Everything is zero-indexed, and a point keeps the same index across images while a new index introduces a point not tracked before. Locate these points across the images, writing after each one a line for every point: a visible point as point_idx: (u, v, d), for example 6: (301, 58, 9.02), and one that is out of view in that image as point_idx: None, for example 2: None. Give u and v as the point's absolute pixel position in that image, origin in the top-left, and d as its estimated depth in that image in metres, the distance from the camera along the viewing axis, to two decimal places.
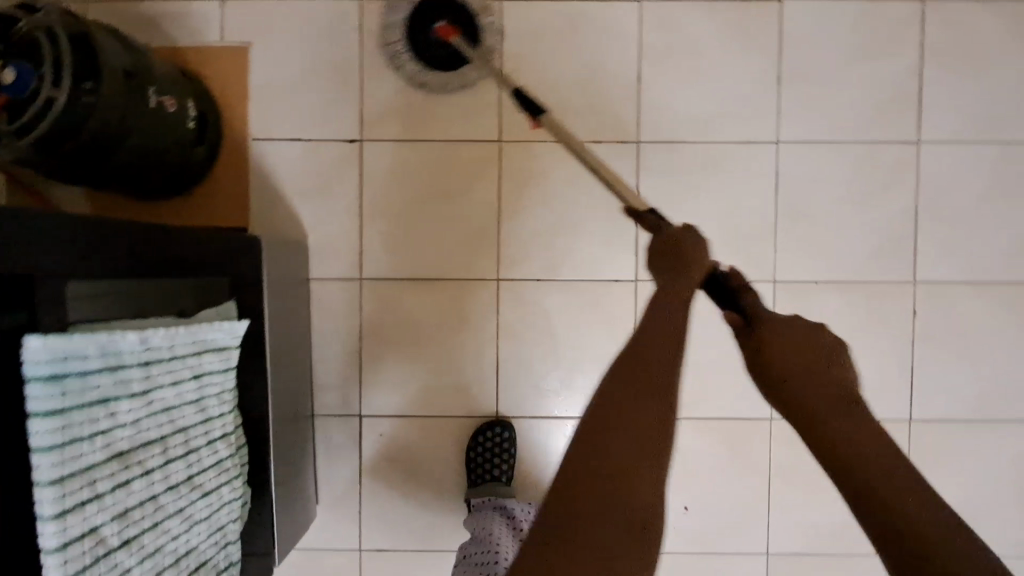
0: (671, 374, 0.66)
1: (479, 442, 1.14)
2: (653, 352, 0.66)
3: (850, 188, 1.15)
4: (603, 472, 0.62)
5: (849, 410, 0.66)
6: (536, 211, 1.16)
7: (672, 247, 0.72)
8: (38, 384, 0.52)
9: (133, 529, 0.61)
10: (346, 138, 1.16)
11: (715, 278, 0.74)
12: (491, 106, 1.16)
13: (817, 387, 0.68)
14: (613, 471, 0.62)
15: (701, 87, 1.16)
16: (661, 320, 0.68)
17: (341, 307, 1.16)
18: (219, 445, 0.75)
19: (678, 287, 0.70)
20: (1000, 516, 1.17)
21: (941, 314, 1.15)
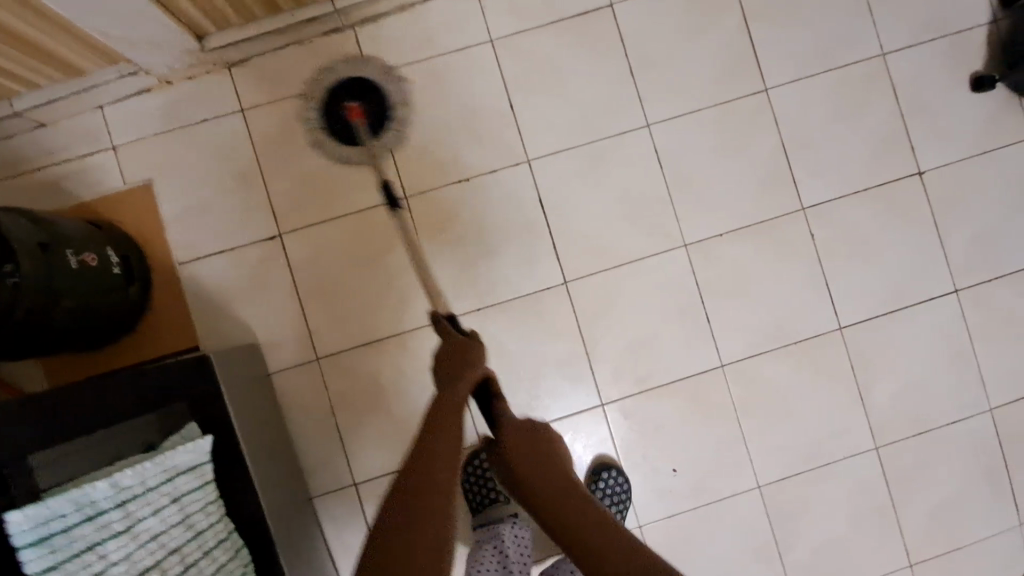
0: (446, 501, 0.79)
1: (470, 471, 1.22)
2: (438, 456, 0.82)
3: (721, 145, 1.28)
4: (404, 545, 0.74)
5: (574, 499, 0.84)
6: (458, 248, 1.25)
7: (443, 361, 0.90)
8: (35, 546, 0.68)
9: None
10: (266, 237, 1.23)
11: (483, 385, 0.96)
12: (388, 169, 1.25)
13: (552, 486, 0.86)
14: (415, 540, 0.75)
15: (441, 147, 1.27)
16: (429, 448, 0.83)
17: (307, 390, 1.22)
18: (219, 554, 0.81)
19: (448, 395, 0.87)
20: (944, 385, 1.29)
21: (834, 229, 1.28)
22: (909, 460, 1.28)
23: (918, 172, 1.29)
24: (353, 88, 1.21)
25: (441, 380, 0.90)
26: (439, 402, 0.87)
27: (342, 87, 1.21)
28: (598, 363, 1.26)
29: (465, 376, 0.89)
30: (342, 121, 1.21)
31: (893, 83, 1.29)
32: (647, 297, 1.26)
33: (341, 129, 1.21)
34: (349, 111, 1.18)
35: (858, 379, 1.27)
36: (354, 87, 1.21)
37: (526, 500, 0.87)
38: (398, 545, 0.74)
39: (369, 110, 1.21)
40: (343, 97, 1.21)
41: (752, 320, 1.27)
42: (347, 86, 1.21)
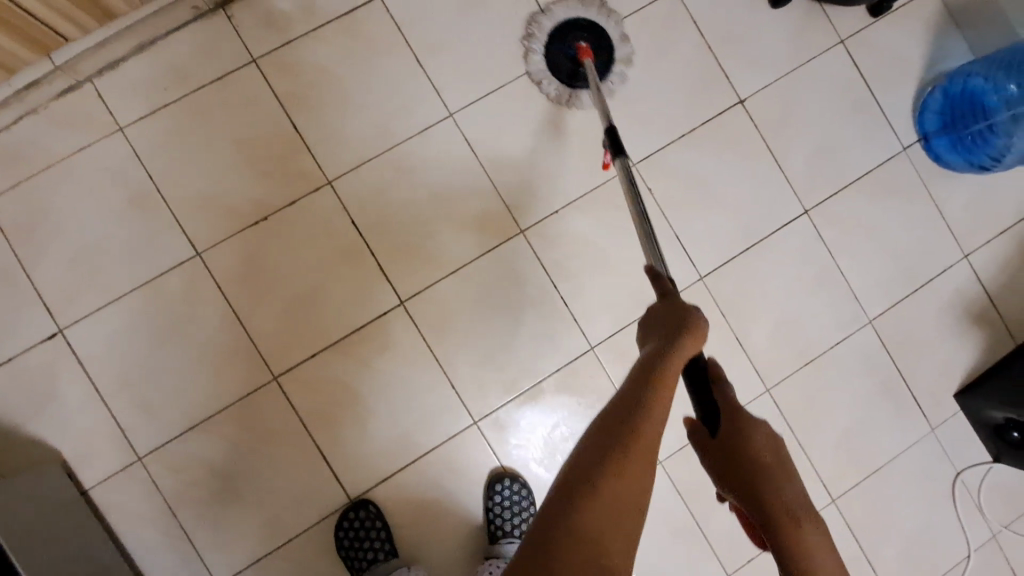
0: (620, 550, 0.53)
1: (344, 536, 1.08)
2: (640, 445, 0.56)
3: (533, 119, 1.19)
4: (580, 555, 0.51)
5: None
6: (274, 295, 1.11)
7: (658, 320, 0.67)
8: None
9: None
10: (45, 336, 1.06)
11: (695, 367, 0.66)
12: (172, 227, 1.10)
13: (790, 510, 0.62)
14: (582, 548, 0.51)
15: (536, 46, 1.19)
16: (644, 434, 0.56)
17: (136, 497, 1.06)
18: None
19: (665, 352, 0.62)
20: (820, 308, 1.23)
21: (671, 177, 1.20)
22: (805, 394, 1.22)
23: (738, 100, 1.23)
24: (599, 48, 1.19)
25: (657, 340, 0.64)
26: (665, 361, 0.61)
27: (576, 26, 1.19)
28: (461, 380, 1.14)
29: (688, 330, 0.64)
30: (573, 62, 1.18)
31: (692, 15, 1.23)
32: (495, 297, 1.16)
33: (566, 59, 1.18)
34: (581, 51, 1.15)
35: (733, 325, 1.21)
36: (598, 41, 1.19)
37: (777, 545, 0.62)
38: (581, 563, 0.51)
39: (598, 58, 1.18)
40: (568, 37, 1.19)
41: (611, 293, 1.19)
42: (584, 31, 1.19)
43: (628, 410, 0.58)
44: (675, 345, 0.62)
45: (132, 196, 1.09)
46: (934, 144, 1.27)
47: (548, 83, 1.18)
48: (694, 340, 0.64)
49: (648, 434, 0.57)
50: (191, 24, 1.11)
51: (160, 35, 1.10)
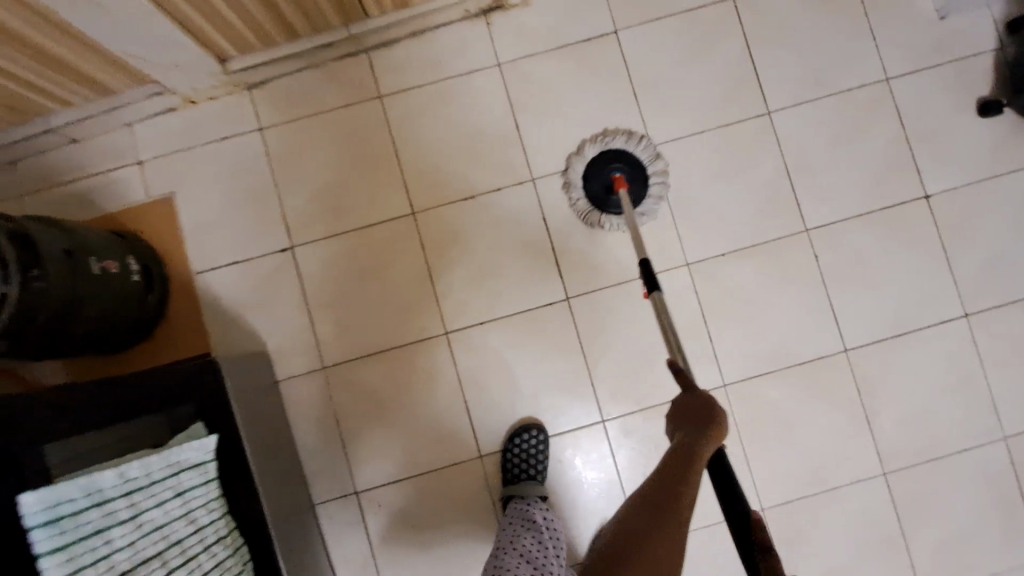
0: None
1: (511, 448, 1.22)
2: (671, 488, 0.78)
3: (725, 167, 1.29)
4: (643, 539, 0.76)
5: None
6: (462, 265, 1.28)
7: (690, 414, 0.84)
8: (42, 523, 0.62)
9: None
10: (279, 248, 1.27)
11: (716, 453, 0.80)
12: (397, 187, 1.29)
13: None
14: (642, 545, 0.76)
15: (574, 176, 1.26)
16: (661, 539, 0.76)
17: (314, 399, 1.25)
18: (217, 548, 0.80)
19: (693, 451, 0.79)
20: (954, 410, 1.26)
21: (838, 250, 1.28)
22: (918, 489, 1.26)
23: (922, 196, 1.29)
24: (634, 165, 1.23)
25: (686, 431, 0.83)
26: (685, 454, 0.79)
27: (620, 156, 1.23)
28: (599, 381, 1.27)
29: (714, 431, 0.81)
30: (606, 190, 1.23)
31: (896, 109, 1.30)
32: (650, 314, 1.27)
33: (600, 185, 1.23)
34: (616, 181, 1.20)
35: (864, 401, 1.27)
36: (627, 162, 1.23)
37: None
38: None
39: (633, 185, 1.24)
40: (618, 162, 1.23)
41: (756, 342, 1.27)
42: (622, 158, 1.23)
43: (669, 499, 0.77)
44: (700, 441, 0.80)
45: (373, 153, 1.29)
46: None
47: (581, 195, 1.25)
48: (717, 433, 0.81)
49: (682, 486, 0.77)
50: (456, 23, 1.30)
51: (431, 27, 1.29)
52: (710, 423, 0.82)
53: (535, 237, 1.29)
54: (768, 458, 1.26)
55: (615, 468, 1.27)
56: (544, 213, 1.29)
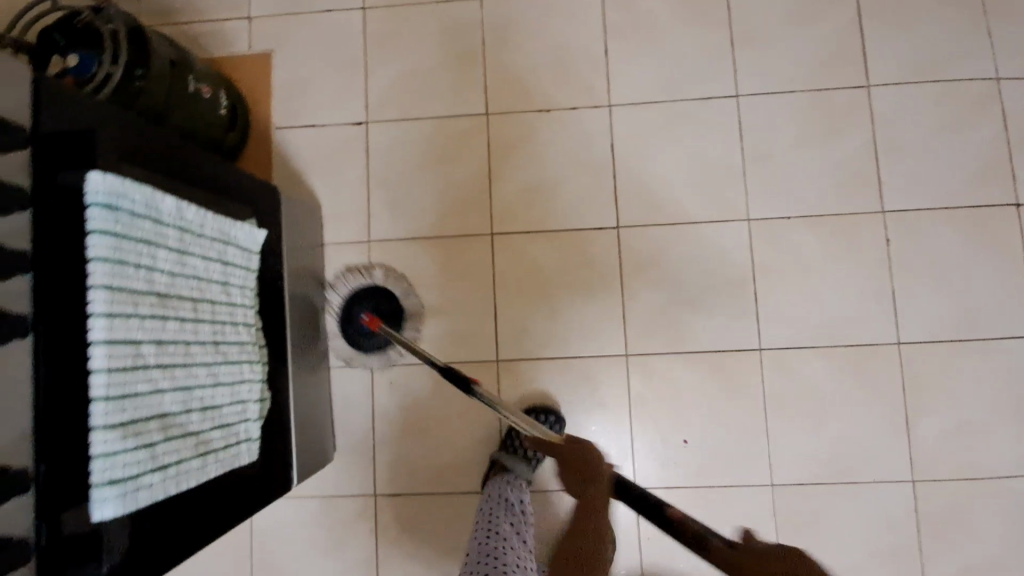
0: None
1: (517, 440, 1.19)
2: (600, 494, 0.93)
3: (809, 131, 1.25)
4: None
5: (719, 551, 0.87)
6: (522, 172, 1.29)
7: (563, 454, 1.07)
8: (98, 209, 0.57)
9: (165, 389, 0.64)
10: (354, 121, 1.33)
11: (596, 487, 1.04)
12: (477, 85, 1.31)
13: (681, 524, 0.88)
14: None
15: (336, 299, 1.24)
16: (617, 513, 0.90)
17: (353, 268, 1.29)
18: (240, 329, 0.79)
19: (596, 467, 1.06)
20: (1002, 432, 1.18)
21: (911, 239, 1.22)
22: (944, 505, 1.18)
23: (1015, 203, 1.21)
24: (375, 298, 1.25)
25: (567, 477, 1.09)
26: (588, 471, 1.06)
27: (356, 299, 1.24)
28: (631, 316, 1.24)
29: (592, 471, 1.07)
30: (369, 334, 1.22)
31: (1006, 109, 1.23)
32: (697, 260, 1.24)
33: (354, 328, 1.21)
34: (365, 322, 1.19)
35: (906, 400, 1.19)
36: (370, 298, 1.24)
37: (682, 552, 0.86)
38: None
39: (387, 317, 1.24)
40: (354, 307, 1.23)
41: (803, 313, 1.22)
42: (361, 297, 1.24)
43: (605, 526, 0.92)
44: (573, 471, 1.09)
45: (461, 50, 1.32)
46: None
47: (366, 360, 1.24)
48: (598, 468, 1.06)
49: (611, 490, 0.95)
50: None
51: None
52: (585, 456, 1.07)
53: (599, 160, 1.28)
54: (789, 434, 1.20)
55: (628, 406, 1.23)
56: (613, 139, 1.28)
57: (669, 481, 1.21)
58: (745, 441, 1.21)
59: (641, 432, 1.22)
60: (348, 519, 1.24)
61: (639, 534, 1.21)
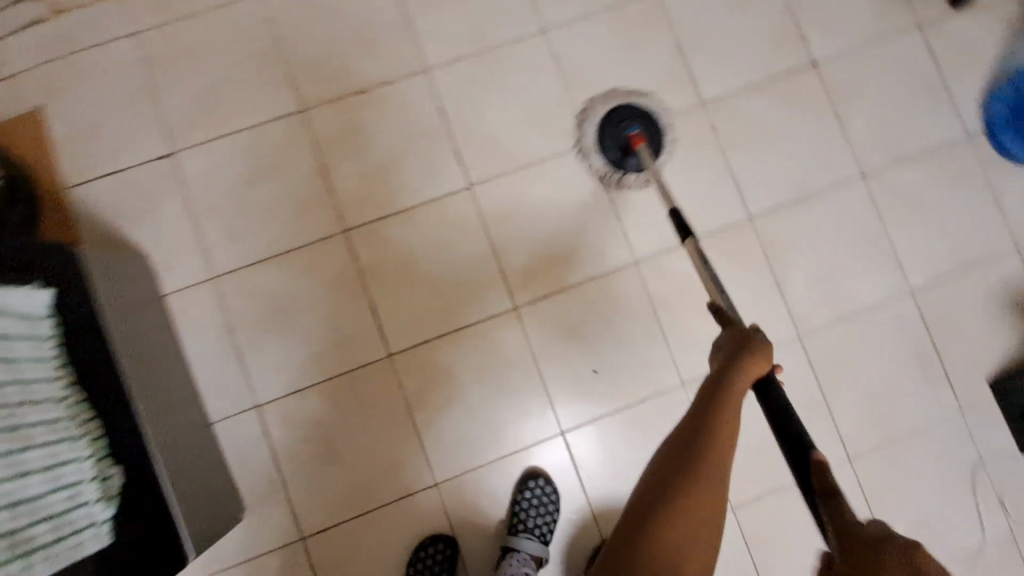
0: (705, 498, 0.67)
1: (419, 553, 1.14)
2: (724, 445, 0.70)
3: (619, 45, 1.29)
4: (693, 458, 0.69)
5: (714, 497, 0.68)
6: (357, 158, 1.23)
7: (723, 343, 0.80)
8: None
9: None
10: (160, 155, 1.20)
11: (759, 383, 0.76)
12: (284, 84, 1.23)
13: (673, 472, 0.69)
14: (700, 460, 0.69)
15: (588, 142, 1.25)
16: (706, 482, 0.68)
17: (206, 310, 1.17)
18: None
19: (727, 380, 0.74)
20: (858, 268, 1.29)
21: (734, 121, 1.29)
22: (832, 349, 1.27)
23: (810, 64, 1.32)
24: (648, 122, 1.25)
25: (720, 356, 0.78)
26: (718, 384, 0.74)
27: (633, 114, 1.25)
28: (508, 269, 1.23)
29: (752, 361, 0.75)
30: (620, 150, 1.23)
31: None
32: (554, 196, 1.25)
33: (616, 146, 1.23)
34: (633, 137, 1.21)
35: (773, 267, 1.27)
36: (646, 118, 1.26)
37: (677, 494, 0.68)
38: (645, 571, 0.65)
39: (649, 139, 1.25)
40: (624, 118, 1.24)
41: (663, 216, 1.26)
42: (639, 114, 1.25)
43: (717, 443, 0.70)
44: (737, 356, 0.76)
45: (255, 51, 1.23)
46: (1001, 136, 1.32)
47: (597, 157, 1.24)
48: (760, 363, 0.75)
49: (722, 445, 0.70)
50: None
51: None
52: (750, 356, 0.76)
53: (433, 127, 1.24)
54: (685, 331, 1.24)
55: (532, 357, 1.21)
56: (440, 101, 1.25)
57: (593, 413, 1.22)
58: (649, 350, 1.23)
59: (552, 377, 1.21)
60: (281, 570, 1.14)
61: (578, 474, 1.21)
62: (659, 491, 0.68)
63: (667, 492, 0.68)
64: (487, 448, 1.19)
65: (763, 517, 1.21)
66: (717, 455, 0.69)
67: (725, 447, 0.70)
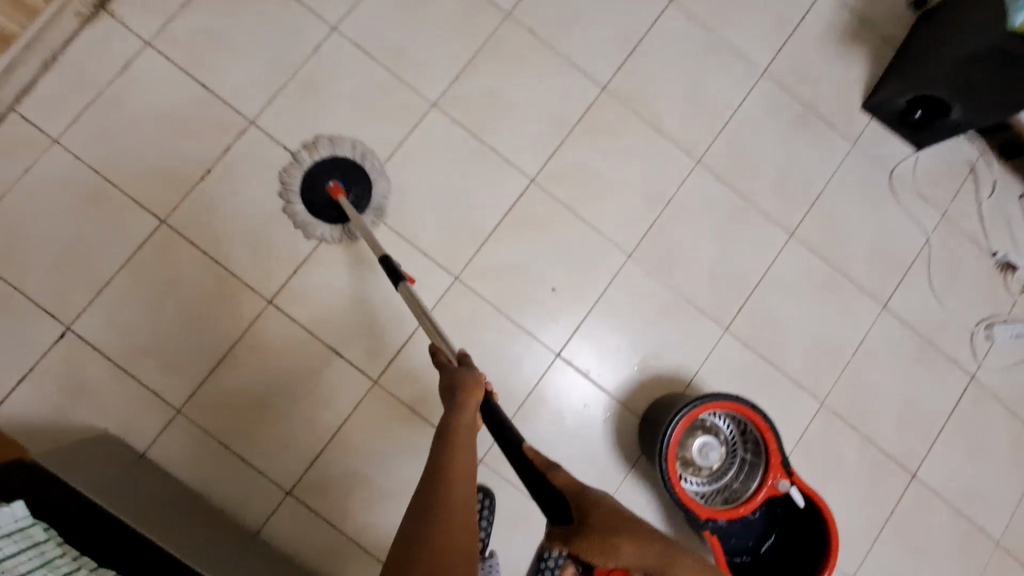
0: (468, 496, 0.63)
1: None
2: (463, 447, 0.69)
3: (406, 5, 1.30)
4: (439, 479, 0.64)
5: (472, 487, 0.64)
6: (241, 234, 1.22)
7: (444, 388, 0.83)
8: None
9: None
10: (57, 337, 1.15)
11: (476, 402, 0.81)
12: (131, 208, 1.20)
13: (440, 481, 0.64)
14: (451, 479, 0.64)
15: (299, 211, 1.21)
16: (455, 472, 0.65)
17: (189, 442, 1.16)
18: None
19: (454, 413, 0.76)
20: (711, 79, 1.38)
21: (542, 15, 1.34)
22: (729, 156, 1.36)
23: None
24: (348, 172, 1.21)
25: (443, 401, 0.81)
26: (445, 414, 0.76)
27: (323, 168, 1.21)
28: (430, 249, 1.26)
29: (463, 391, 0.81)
30: (333, 209, 1.20)
31: None
32: (431, 165, 1.27)
33: (325, 206, 1.19)
34: (331, 192, 1.18)
35: (644, 118, 1.35)
36: (344, 170, 1.21)
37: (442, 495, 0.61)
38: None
39: (354, 189, 1.21)
40: (324, 174, 1.21)
41: (531, 129, 1.31)
42: (334, 166, 1.21)
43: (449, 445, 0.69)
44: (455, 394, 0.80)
45: (85, 194, 1.19)
46: None
47: (319, 227, 1.21)
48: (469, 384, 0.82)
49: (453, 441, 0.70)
50: (80, 31, 1.21)
51: (58, 48, 1.20)
52: (455, 385, 0.82)
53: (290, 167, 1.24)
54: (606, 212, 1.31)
55: (495, 308, 1.26)
56: (281, 141, 1.24)
57: (572, 323, 1.28)
58: (585, 245, 1.30)
59: (522, 315, 1.26)
60: None
61: (592, 377, 1.27)
62: (412, 502, 0.62)
63: (423, 498, 0.62)
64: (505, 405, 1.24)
65: (753, 321, 1.32)
66: (458, 449, 0.68)
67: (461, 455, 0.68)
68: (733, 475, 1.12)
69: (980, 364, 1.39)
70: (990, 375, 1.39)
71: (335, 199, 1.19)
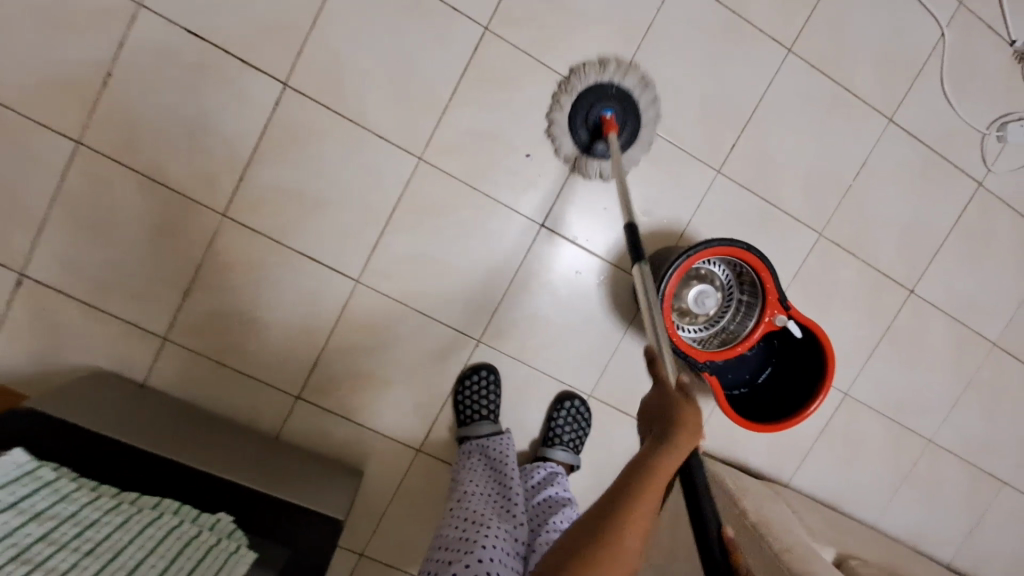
0: None
1: (461, 386, 1.21)
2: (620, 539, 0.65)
3: None
4: (600, 546, 0.64)
5: None
6: (172, 144, 1.09)
7: (655, 408, 0.75)
8: None
9: None
10: (14, 286, 1.09)
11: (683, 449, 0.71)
12: (39, 133, 1.06)
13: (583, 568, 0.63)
14: (610, 553, 0.64)
15: (559, 138, 1.16)
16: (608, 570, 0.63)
17: (186, 366, 1.16)
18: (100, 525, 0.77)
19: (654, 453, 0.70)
20: None
21: None
22: None
23: None
24: (628, 108, 1.15)
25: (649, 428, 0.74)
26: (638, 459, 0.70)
27: (614, 96, 1.14)
28: (385, 130, 1.13)
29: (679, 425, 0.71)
30: (591, 130, 1.15)
31: None
32: (365, 29, 1.09)
33: (588, 129, 1.15)
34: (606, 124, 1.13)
35: None
36: (625, 101, 1.15)
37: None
38: None
39: (624, 127, 1.15)
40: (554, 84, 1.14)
41: None
42: (615, 94, 1.14)
43: (614, 516, 0.66)
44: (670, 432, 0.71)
45: None
46: None
47: (566, 141, 1.16)
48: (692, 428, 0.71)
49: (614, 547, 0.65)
50: None
51: None
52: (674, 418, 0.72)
53: (205, 57, 1.07)
54: (625, 127, 1.15)
55: (468, 186, 1.17)
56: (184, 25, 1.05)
57: (554, 190, 1.19)
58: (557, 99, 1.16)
59: (499, 189, 1.17)
60: (427, 483, 1.25)
61: (582, 243, 1.22)
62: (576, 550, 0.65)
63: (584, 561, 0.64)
64: (495, 285, 1.21)
65: (748, 158, 1.22)
66: (626, 529, 0.66)
67: (627, 529, 0.66)
68: (730, 316, 1.11)
69: (989, 170, 1.30)
70: (999, 180, 1.31)
71: (603, 129, 1.14)
